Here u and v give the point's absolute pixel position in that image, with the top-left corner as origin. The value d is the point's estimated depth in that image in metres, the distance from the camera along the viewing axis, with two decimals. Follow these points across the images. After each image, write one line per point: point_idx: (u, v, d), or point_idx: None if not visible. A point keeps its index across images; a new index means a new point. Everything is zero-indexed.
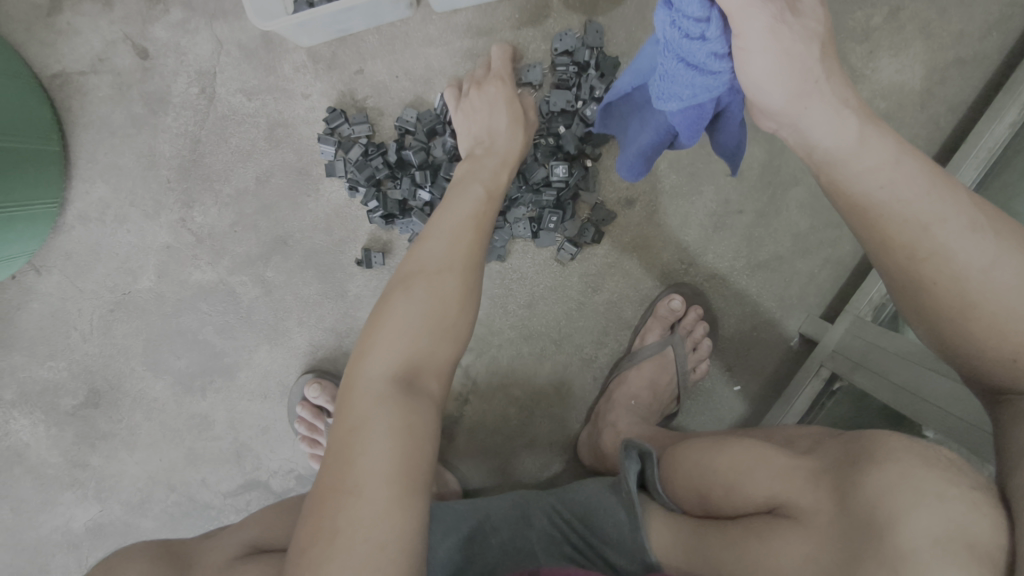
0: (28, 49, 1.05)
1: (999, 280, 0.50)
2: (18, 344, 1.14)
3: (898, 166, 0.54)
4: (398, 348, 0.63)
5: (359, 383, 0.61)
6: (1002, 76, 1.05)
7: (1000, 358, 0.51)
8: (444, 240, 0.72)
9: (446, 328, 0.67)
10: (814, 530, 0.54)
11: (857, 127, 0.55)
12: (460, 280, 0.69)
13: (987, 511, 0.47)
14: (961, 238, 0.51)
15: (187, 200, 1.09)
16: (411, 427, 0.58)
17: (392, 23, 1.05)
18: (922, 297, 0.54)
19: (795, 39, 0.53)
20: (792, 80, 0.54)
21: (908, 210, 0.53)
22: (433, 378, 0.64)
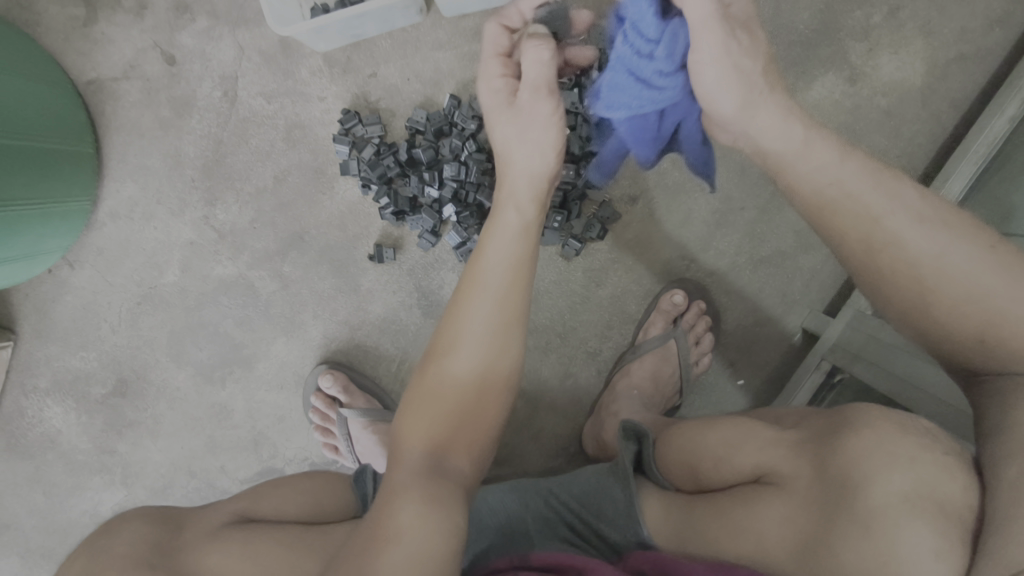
0: (64, 56, 1.12)
1: (952, 265, 0.53)
2: (51, 335, 1.20)
3: (843, 165, 0.60)
4: (430, 422, 0.65)
5: (398, 459, 0.64)
6: (1001, 73, 1.08)
7: (969, 340, 0.53)
8: (489, 272, 0.69)
9: (486, 393, 0.67)
10: (795, 494, 0.57)
11: (803, 131, 0.62)
12: (498, 345, 0.68)
13: (958, 475, 0.50)
14: (910, 228, 0.55)
15: (209, 198, 1.15)
16: (435, 497, 0.59)
17: (403, 28, 1.09)
18: (883, 283, 0.58)
19: (742, 56, 0.61)
20: (736, 92, 0.62)
21: (858, 204, 0.58)
22: (467, 457, 0.65)
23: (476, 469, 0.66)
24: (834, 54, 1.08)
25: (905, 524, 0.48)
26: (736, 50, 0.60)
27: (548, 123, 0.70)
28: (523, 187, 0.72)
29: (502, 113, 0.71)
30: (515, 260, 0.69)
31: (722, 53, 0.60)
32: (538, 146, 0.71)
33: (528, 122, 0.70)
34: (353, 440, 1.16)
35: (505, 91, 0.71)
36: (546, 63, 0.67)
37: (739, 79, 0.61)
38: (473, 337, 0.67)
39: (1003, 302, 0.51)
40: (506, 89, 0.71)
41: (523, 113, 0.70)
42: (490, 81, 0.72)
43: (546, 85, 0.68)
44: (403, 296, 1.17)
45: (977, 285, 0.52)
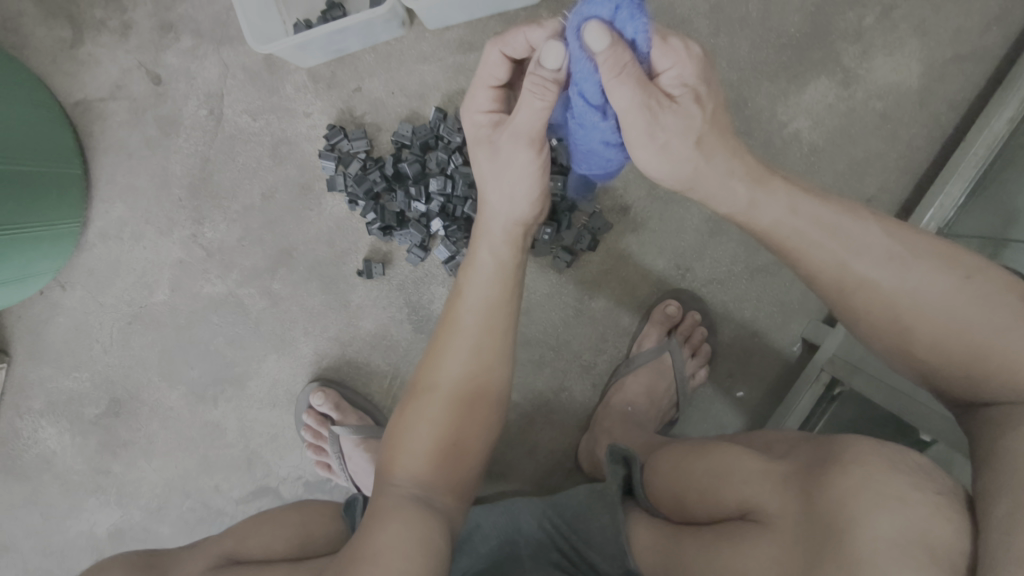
0: (52, 79, 1.12)
1: (923, 302, 0.55)
2: (45, 356, 1.20)
3: (795, 216, 0.61)
4: (418, 450, 0.68)
5: (384, 492, 0.67)
6: (1000, 72, 1.05)
7: (954, 376, 0.54)
8: (463, 315, 0.73)
9: (466, 431, 0.70)
10: (781, 534, 0.54)
11: (746, 191, 0.63)
12: (479, 377, 0.71)
13: (951, 518, 0.48)
14: (876, 266, 0.57)
15: (198, 217, 1.15)
16: (424, 520, 0.62)
17: (387, 42, 1.09)
18: (857, 324, 0.60)
19: (671, 137, 0.59)
20: (668, 166, 0.62)
21: (818, 254, 0.60)
22: (450, 492, 0.68)
23: (460, 504, 0.70)
24: (826, 57, 1.05)
25: (894, 572, 0.45)
26: (660, 134, 0.59)
27: (529, 172, 0.67)
28: (498, 229, 0.73)
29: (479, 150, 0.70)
30: (491, 301, 0.72)
31: (647, 141, 0.59)
32: (512, 192, 0.69)
33: (501, 171, 0.68)
34: (345, 459, 1.15)
35: (487, 127, 0.70)
36: (536, 113, 0.60)
37: (664, 154, 0.61)
38: (451, 380, 0.71)
39: (984, 334, 0.52)
40: (490, 125, 0.69)
41: (500, 161, 0.67)
42: (476, 111, 0.70)
43: (533, 135, 0.64)
44: (393, 312, 1.15)
45: (953, 320, 0.53)
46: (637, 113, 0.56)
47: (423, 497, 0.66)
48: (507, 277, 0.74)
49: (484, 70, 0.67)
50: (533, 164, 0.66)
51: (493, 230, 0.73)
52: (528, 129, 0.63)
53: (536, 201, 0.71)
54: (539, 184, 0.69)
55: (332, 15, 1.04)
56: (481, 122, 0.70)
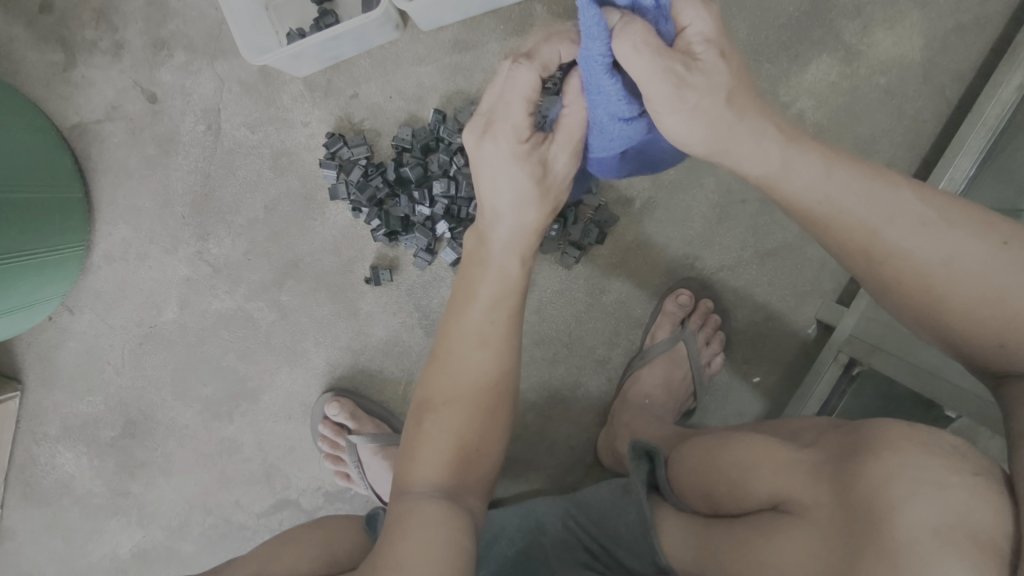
0: (48, 103, 1.12)
1: (963, 269, 0.53)
2: (58, 381, 1.19)
3: (830, 180, 0.59)
4: (439, 458, 0.68)
5: (404, 500, 0.66)
6: (1004, 39, 1.04)
7: (986, 345, 0.53)
8: (484, 326, 0.71)
9: (488, 436, 0.71)
10: (815, 525, 0.54)
11: (780, 151, 0.60)
12: (496, 387, 0.71)
13: (990, 499, 0.48)
14: (913, 236, 0.55)
15: (202, 233, 1.14)
16: (456, 529, 0.62)
17: (382, 46, 1.08)
18: (890, 290, 0.58)
19: (701, 97, 0.56)
20: (701, 132, 0.59)
21: (851, 219, 0.58)
22: (474, 493, 0.69)
23: (481, 502, 0.70)
24: (827, 35, 1.04)
25: (936, 559, 0.45)
26: (691, 97, 0.56)
27: (564, 181, 0.70)
28: (508, 238, 0.70)
29: (521, 168, 0.65)
30: (511, 310, 0.72)
31: (677, 105, 0.56)
32: (548, 202, 0.70)
33: (550, 184, 0.68)
34: (364, 467, 1.14)
35: (530, 151, 0.65)
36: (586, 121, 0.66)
37: (690, 121, 0.58)
38: (470, 389, 0.70)
39: (1019, 305, 0.51)
40: (530, 150, 0.65)
41: (549, 177, 0.67)
42: (509, 142, 0.64)
43: (574, 143, 0.67)
44: (403, 317, 1.15)
45: (991, 289, 0.52)
46: (662, 76, 0.54)
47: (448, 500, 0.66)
48: (524, 286, 0.73)
49: (511, 96, 0.61)
50: (568, 174, 0.70)
51: (499, 236, 0.70)
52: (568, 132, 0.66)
53: (556, 209, 0.72)
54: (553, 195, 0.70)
55: (325, 23, 1.03)
56: (517, 149, 0.64)
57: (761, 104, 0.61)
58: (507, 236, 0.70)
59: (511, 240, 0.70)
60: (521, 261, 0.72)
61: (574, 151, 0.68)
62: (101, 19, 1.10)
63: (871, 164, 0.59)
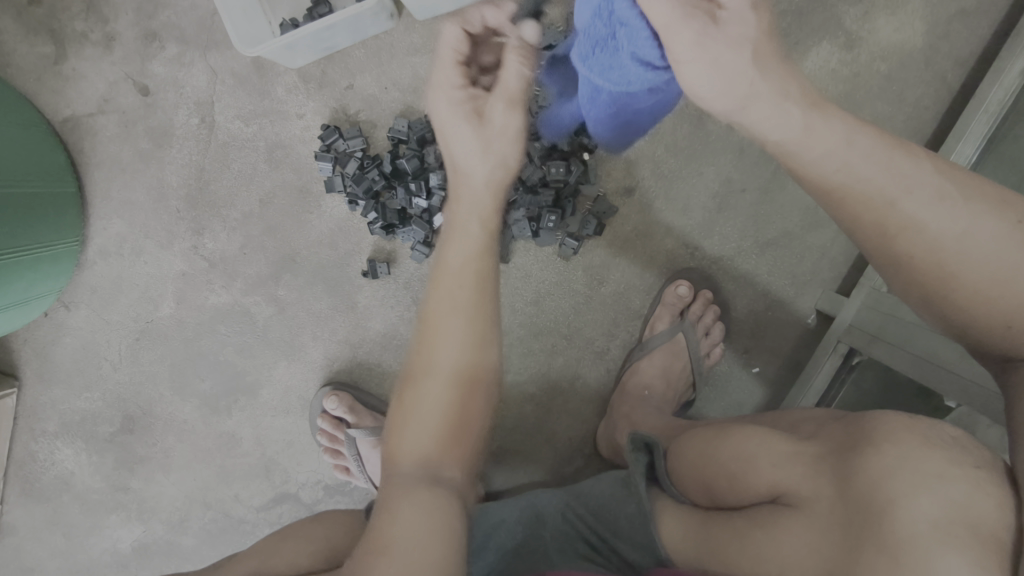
0: (39, 97, 1.10)
1: (975, 246, 0.51)
2: (54, 378, 1.19)
3: (852, 147, 0.54)
4: (421, 433, 0.63)
5: (393, 482, 0.61)
6: (1005, 26, 1.03)
7: (991, 324, 0.52)
8: (455, 276, 0.66)
9: (467, 404, 0.64)
10: (815, 517, 0.54)
11: (802, 114, 0.55)
12: (473, 350, 0.65)
13: (992, 491, 0.48)
14: (929, 207, 0.52)
15: (197, 227, 1.13)
16: (436, 513, 0.58)
17: (376, 36, 1.06)
18: (899, 268, 0.55)
19: (721, 50, 0.53)
20: (722, 86, 0.55)
21: (869, 189, 0.54)
22: (457, 466, 0.64)
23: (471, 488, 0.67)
24: (828, 20, 1.03)
25: (937, 553, 0.45)
26: (713, 41, 0.53)
27: (514, 137, 0.68)
28: (478, 181, 0.69)
29: (458, 116, 0.68)
30: (478, 268, 0.67)
31: (701, 50, 0.53)
32: (500, 157, 0.68)
33: (494, 138, 0.68)
34: (364, 460, 1.14)
35: (467, 103, 0.68)
36: (523, 76, 0.67)
37: (713, 74, 0.54)
38: (443, 351, 0.65)
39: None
40: (467, 98, 0.68)
41: (490, 130, 0.67)
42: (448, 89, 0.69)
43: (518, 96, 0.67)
44: (401, 310, 1.14)
45: (1002, 268, 0.50)
46: (681, 24, 0.53)
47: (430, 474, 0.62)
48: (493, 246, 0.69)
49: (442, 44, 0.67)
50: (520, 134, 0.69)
51: (466, 193, 0.69)
52: (512, 90, 0.67)
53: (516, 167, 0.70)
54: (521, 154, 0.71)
55: (319, 12, 1.02)
56: (456, 99, 0.68)
57: (786, 67, 0.56)
58: (474, 193, 0.69)
59: (476, 195, 0.69)
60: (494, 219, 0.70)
61: (516, 106, 0.68)
62: (91, 10, 1.09)
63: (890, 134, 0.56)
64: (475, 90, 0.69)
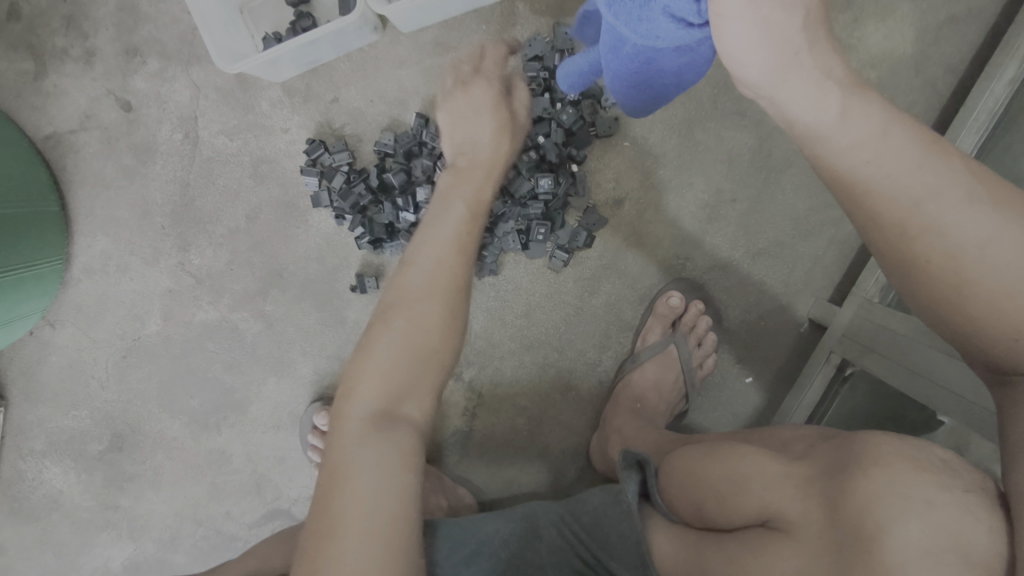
0: (20, 114, 1.09)
1: (997, 255, 0.48)
2: (41, 396, 1.18)
3: (886, 139, 0.53)
4: (383, 378, 0.65)
5: (352, 416, 0.63)
6: (995, 32, 1.02)
7: (998, 339, 0.49)
8: (444, 229, 0.75)
9: (432, 346, 0.68)
10: (805, 542, 0.54)
11: (838, 98, 0.54)
12: (442, 304, 0.70)
13: (981, 516, 0.46)
14: (956, 211, 0.50)
15: (183, 243, 1.12)
16: (390, 458, 0.59)
17: (361, 48, 1.05)
18: (919, 275, 0.52)
19: (773, 9, 0.51)
20: (771, 48, 0.53)
21: (895, 186, 0.52)
22: (420, 404, 0.66)
23: None
24: None
25: None
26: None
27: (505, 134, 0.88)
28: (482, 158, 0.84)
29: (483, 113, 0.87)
30: (457, 236, 0.75)
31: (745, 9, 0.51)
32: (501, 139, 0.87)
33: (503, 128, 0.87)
34: None
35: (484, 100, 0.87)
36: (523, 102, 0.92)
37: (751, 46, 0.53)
38: (418, 298, 0.70)
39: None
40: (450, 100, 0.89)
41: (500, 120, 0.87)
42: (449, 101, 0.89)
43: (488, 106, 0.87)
44: None
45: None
46: None
47: (385, 414, 0.63)
48: (475, 220, 0.78)
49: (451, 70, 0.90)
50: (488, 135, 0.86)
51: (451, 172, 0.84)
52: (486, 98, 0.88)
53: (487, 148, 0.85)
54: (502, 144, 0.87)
55: (301, 26, 1.01)
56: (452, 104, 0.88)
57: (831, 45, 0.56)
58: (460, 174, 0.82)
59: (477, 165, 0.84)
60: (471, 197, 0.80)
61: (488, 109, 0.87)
62: (71, 25, 1.07)
63: (931, 131, 0.54)
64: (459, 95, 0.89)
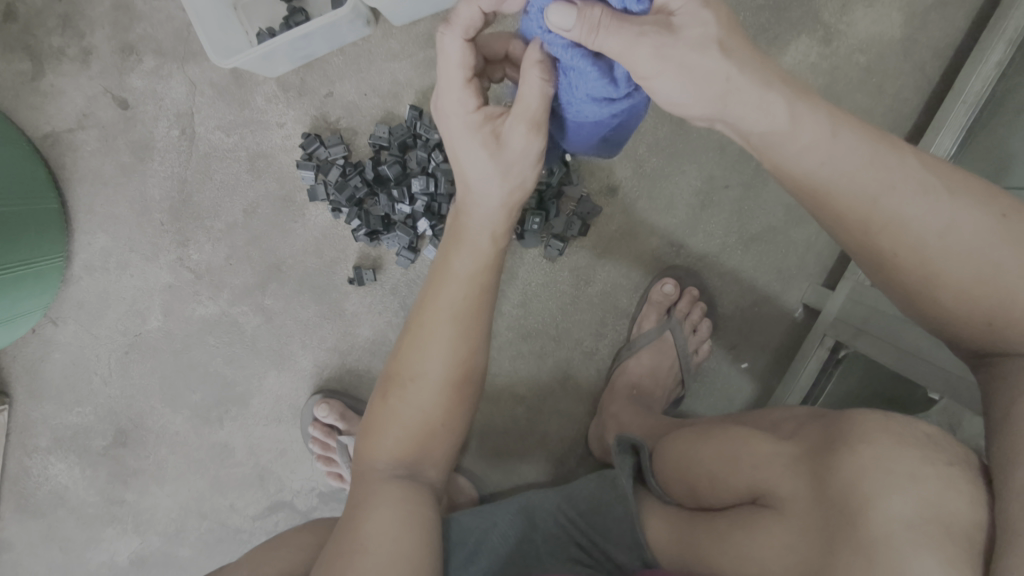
0: (18, 114, 1.10)
1: (956, 245, 0.51)
2: (45, 393, 1.19)
3: (834, 142, 0.54)
4: (401, 442, 0.69)
5: (370, 480, 0.68)
6: (982, 15, 1.03)
7: (973, 321, 0.52)
8: (455, 301, 0.69)
9: (452, 415, 0.71)
10: (793, 519, 0.55)
11: (786, 104, 0.55)
12: (458, 378, 0.70)
13: (964, 488, 0.48)
14: (914, 203, 0.52)
15: (182, 239, 1.13)
16: (412, 514, 0.64)
17: (354, 43, 1.06)
18: (886, 267, 0.54)
19: (685, 54, 0.53)
20: (701, 92, 0.55)
21: (851, 186, 0.53)
22: (435, 466, 0.71)
23: (443, 475, 0.73)
24: (805, 15, 1.02)
25: (910, 553, 0.45)
26: (675, 54, 0.53)
27: (534, 161, 0.66)
28: (491, 211, 0.69)
29: (474, 139, 0.65)
30: (477, 291, 0.70)
31: (663, 64, 0.53)
32: (515, 180, 0.67)
33: (513, 163, 0.65)
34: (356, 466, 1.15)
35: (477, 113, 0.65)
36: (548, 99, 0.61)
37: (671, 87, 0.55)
38: (437, 370, 0.69)
39: (1008, 281, 0.49)
40: (484, 120, 0.65)
41: (510, 155, 0.64)
42: (459, 111, 0.65)
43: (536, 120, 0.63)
44: (389, 317, 1.14)
45: (987, 263, 0.50)
46: (637, 41, 0.52)
47: (408, 475, 0.69)
48: (494, 267, 0.72)
49: (447, 64, 0.62)
50: (537, 157, 0.66)
51: (475, 212, 0.69)
52: (531, 111, 0.62)
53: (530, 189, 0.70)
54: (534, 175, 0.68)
55: (295, 21, 1.02)
56: (471, 117, 0.65)
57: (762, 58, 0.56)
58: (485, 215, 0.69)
59: (487, 215, 0.69)
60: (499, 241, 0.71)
61: (537, 131, 0.63)
62: (67, 24, 1.08)
63: (877, 128, 0.55)
64: (492, 107, 0.65)
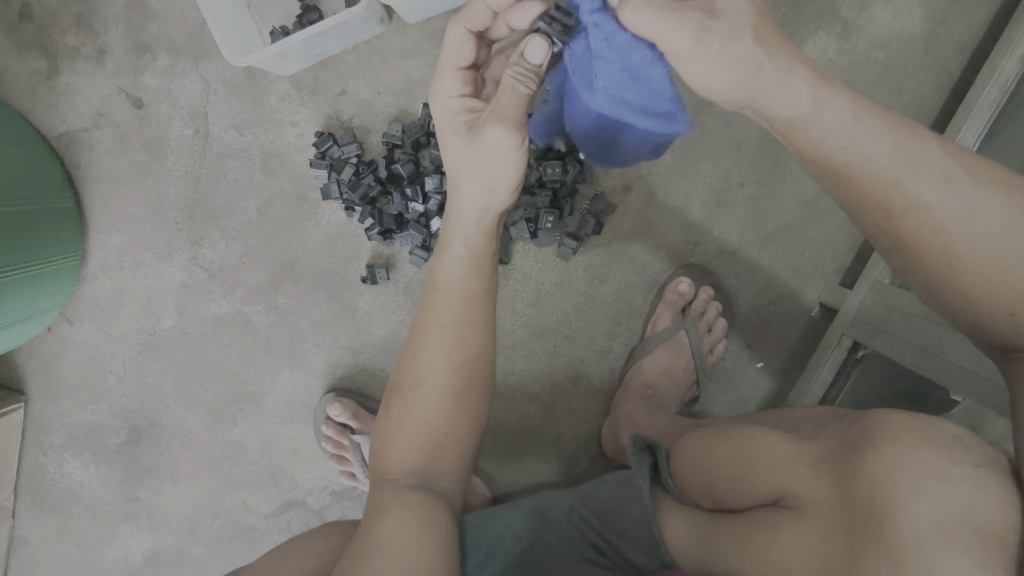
0: (34, 113, 1.11)
1: (978, 234, 0.50)
2: (61, 391, 1.20)
3: (858, 125, 0.53)
4: (407, 452, 0.69)
5: (381, 490, 0.68)
6: (1005, 9, 1.01)
7: (994, 311, 0.50)
8: (441, 310, 0.69)
9: (457, 422, 0.70)
10: (816, 522, 0.54)
11: (809, 89, 0.54)
12: (459, 384, 0.69)
13: (993, 491, 0.47)
14: (936, 190, 0.51)
15: (196, 239, 1.13)
16: (423, 519, 0.63)
17: (367, 40, 1.06)
18: (908, 256, 0.53)
19: (723, 42, 0.54)
20: (728, 78, 0.55)
21: (874, 170, 0.53)
22: (447, 475, 0.70)
23: (458, 481, 0.72)
24: (823, 10, 1.01)
25: (940, 559, 0.44)
26: (713, 40, 0.53)
27: (509, 161, 0.66)
28: (468, 219, 0.69)
29: (456, 134, 0.68)
30: (467, 294, 0.69)
31: (700, 51, 0.54)
32: (489, 181, 0.67)
33: (483, 157, 0.66)
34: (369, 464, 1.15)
35: (463, 114, 0.69)
36: (521, 97, 0.66)
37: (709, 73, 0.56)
38: (433, 377, 0.68)
39: None
40: (464, 111, 0.69)
41: (480, 148, 0.66)
42: (447, 96, 0.69)
43: (513, 118, 0.65)
44: (402, 315, 1.14)
45: (1007, 252, 0.49)
46: (677, 30, 0.54)
47: (421, 485, 0.68)
48: (482, 266, 0.70)
49: (449, 49, 0.67)
50: (513, 156, 0.66)
51: (455, 214, 0.70)
52: (510, 110, 0.65)
53: (507, 191, 0.69)
54: (518, 175, 0.68)
55: (308, 19, 1.01)
56: (454, 108, 0.69)
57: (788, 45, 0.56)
58: (465, 217, 0.69)
59: (466, 220, 0.70)
60: (482, 240, 0.70)
61: (510, 130, 0.64)
62: (82, 24, 1.09)
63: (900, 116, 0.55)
64: (475, 101, 0.69)
